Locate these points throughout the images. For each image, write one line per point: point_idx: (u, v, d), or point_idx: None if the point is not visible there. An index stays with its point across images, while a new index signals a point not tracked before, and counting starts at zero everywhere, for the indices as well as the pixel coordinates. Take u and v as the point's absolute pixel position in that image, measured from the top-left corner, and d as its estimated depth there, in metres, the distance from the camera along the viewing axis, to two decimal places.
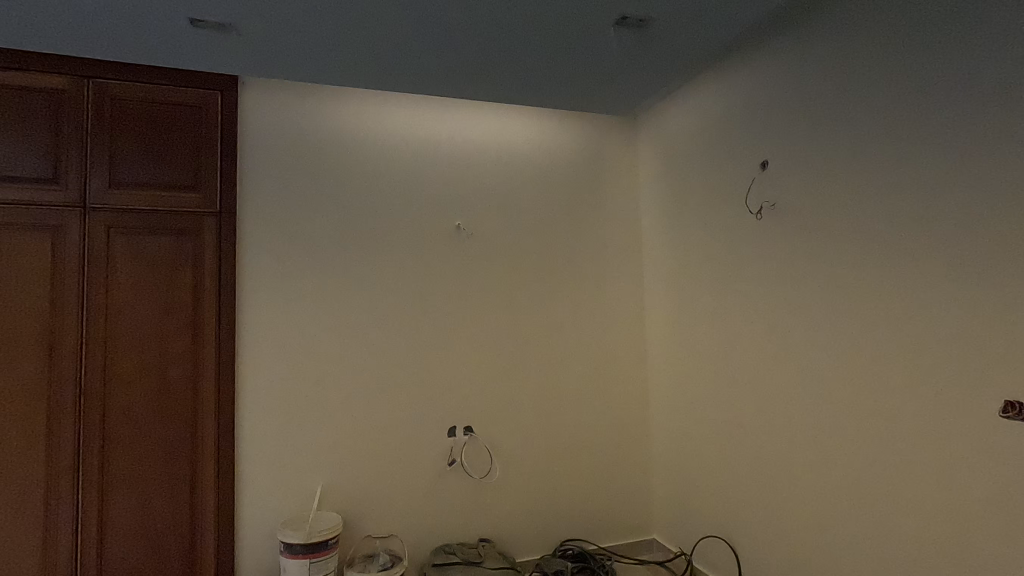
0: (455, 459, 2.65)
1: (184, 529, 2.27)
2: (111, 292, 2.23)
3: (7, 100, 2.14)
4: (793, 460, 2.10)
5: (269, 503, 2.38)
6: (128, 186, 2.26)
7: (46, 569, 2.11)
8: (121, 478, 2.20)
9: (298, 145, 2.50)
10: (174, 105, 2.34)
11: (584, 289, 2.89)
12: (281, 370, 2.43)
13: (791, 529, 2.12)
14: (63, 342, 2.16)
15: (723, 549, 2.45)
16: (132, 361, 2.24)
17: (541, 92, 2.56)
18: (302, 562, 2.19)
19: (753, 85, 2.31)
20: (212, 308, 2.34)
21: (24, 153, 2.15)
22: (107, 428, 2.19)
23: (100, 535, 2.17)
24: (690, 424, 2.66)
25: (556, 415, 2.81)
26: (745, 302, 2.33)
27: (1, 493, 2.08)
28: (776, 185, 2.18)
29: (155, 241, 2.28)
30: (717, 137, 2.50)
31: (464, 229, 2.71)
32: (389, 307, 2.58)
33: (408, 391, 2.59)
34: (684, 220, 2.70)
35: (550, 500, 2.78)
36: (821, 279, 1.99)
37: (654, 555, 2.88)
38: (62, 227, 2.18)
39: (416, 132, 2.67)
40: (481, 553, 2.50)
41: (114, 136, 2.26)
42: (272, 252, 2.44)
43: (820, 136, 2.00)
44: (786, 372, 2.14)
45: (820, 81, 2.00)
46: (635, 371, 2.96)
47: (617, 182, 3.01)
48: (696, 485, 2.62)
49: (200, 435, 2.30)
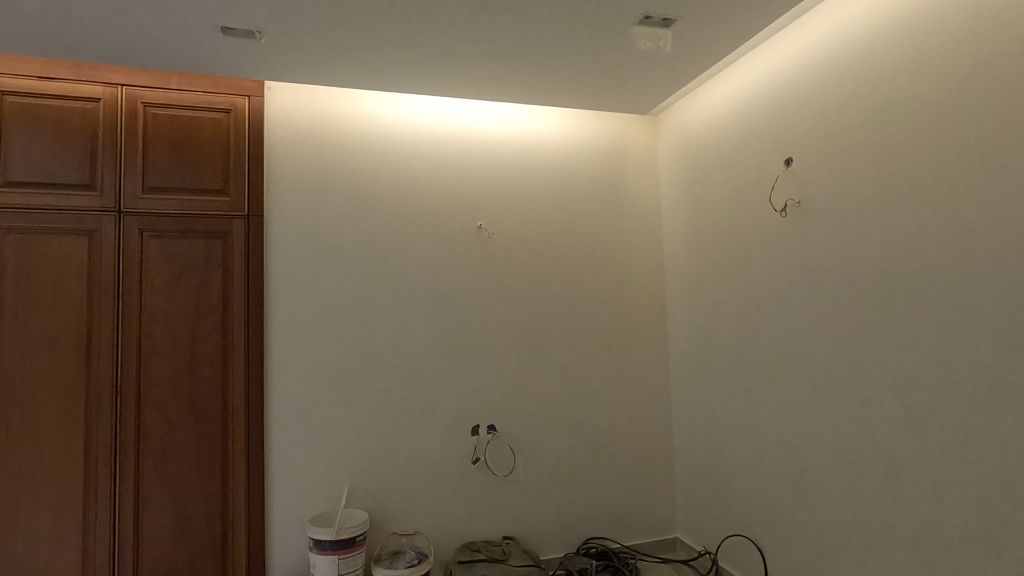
0: (478, 457, 2.67)
1: (217, 525, 2.32)
2: (145, 294, 2.29)
3: (47, 109, 2.23)
4: (819, 460, 2.08)
5: (297, 502, 2.42)
6: (160, 190, 2.32)
7: (86, 563, 2.17)
8: (155, 475, 2.26)
9: (324, 149, 2.54)
10: (203, 111, 2.39)
11: (605, 287, 2.90)
12: (307, 370, 2.46)
13: (816, 529, 2.10)
14: (99, 342, 2.23)
15: (748, 548, 2.43)
16: (165, 361, 2.29)
17: (562, 93, 2.57)
18: (331, 558, 2.23)
19: (776, 82, 2.29)
20: (241, 310, 2.39)
21: (63, 160, 2.23)
22: (141, 426, 2.26)
23: (136, 530, 2.23)
24: (714, 423, 2.64)
25: (578, 414, 2.81)
26: (770, 301, 2.31)
27: (43, 487, 2.15)
28: (800, 183, 2.16)
29: (186, 244, 2.34)
30: (740, 135, 2.48)
31: (485, 230, 2.73)
32: (412, 307, 2.61)
33: (431, 390, 2.61)
34: (707, 219, 2.68)
35: (572, 498, 2.78)
36: (847, 277, 1.96)
37: (678, 554, 2.87)
38: (97, 231, 2.25)
39: (438, 133, 2.70)
40: (505, 551, 2.52)
41: (146, 142, 2.32)
42: (298, 253, 2.47)
43: (846, 132, 1.97)
44: (812, 371, 2.11)
45: (846, 76, 1.98)
46: (656, 370, 2.95)
47: (638, 182, 3.01)
48: (720, 484, 2.61)
49: (230, 432, 2.36)
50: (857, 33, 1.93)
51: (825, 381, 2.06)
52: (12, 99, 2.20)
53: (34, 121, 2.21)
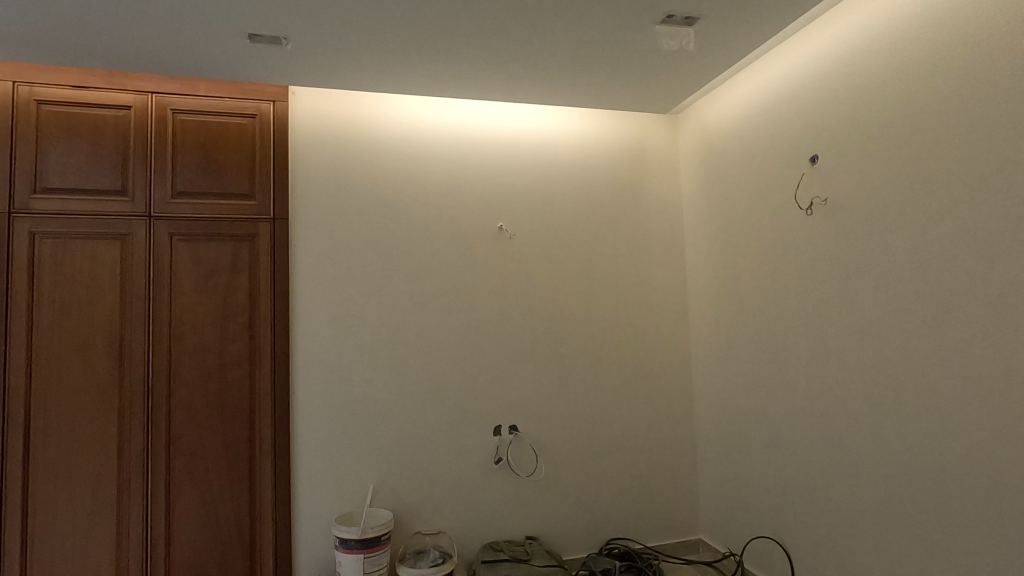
0: (500, 458, 2.67)
1: (244, 524, 2.36)
2: (175, 297, 2.34)
3: (81, 117, 2.29)
4: (846, 461, 2.04)
5: (322, 501, 2.45)
6: (188, 195, 2.37)
7: (120, 559, 2.23)
8: (185, 474, 2.31)
9: (347, 153, 2.57)
10: (230, 117, 2.44)
11: (625, 288, 2.89)
12: (330, 371, 2.49)
13: (842, 531, 2.07)
14: (131, 344, 2.28)
15: (772, 550, 2.40)
16: (193, 362, 2.34)
17: (582, 93, 2.57)
18: (356, 557, 2.25)
19: (798, 80, 2.26)
20: (268, 312, 2.43)
21: (96, 167, 2.29)
22: (172, 426, 2.30)
23: (167, 528, 2.28)
24: (738, 424, 2.62)
25: (599, 415, 2.81)
26: (794, 301, 2.28)
27: (78, 485, 2.21)
28: (825, 181, 2.13)
29: (214, 247, 2.38)
30: (762, 132, 2.45)
31: (506, 231, 2.74)
32: (433, 308, 2.63)
33: (451, 391, 2.63)
34: (729, 218, 2.66)
35: (594, 498, 2.77)
36: (876, 276, 1.92)
37: (701, 555, 2.85)
38: (129, 235, 2.30)
39: (459, 135, 2.71)
40: (528, 551, 2.52)
41: (175, 148, 2.37)
42: (322, 255, 2.51)
43: (871, 129, 1.94)
44: (839, 372, 2.07)
45: (870, 72, 1.94)
46: (677, 370, 2.93)
47: (660, 181, 3.00)
48: (743, 485, 2.59)
49: (257, 431, 2.40)
50: (883, 28, 1.90)
51: (852, 382, 2.02)
52: (48, 108, 2.26)
53: (69, 129, 2.28)
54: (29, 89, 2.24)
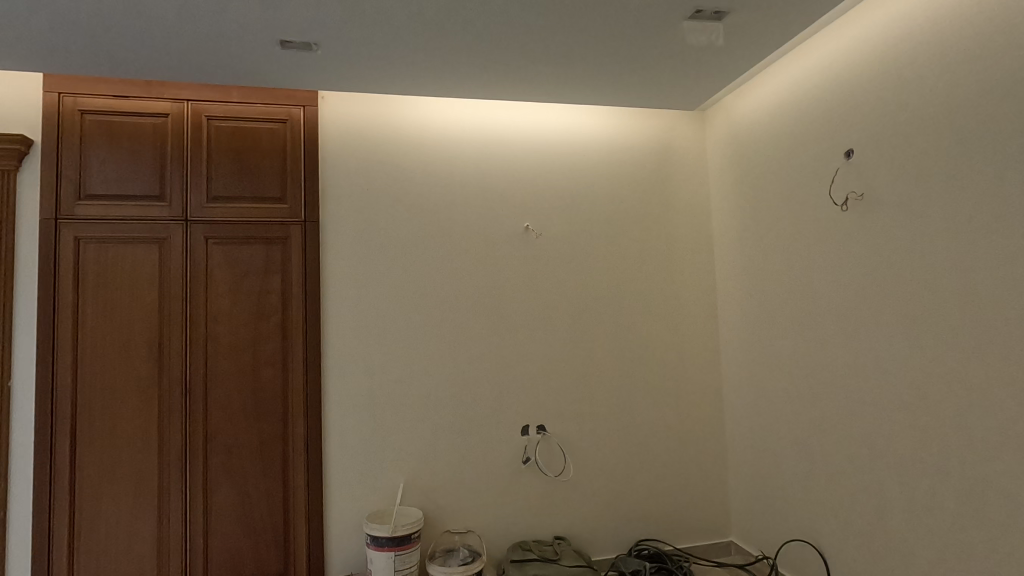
0: (529, 457, 2.67)
1: (279, 520, 2.41)
2: (210, 298, 2.40)
3: (122, 126, 2.37)
4: (884, 464, 1.98)
5: (353, 499, 2.49)
6: (223, 200, 2.43)
7: (161, 552, 2.30)
8: (221, 471, 2.37)
9: (375, 155, 2.60)
10: (263, 122, 2.50)
11: (652, 287, 2.86)
12: (359, 371, 2.53)
13: (879, 535, 2.01)
14: (170, 344, 2.35)
15: (806, 554, 2.35)
16: (229, 361, 2.40)
17: (608, 91, 2.55)
18: (388, 555, 2.28)
19: (829, 72, 2.20)
20: (300, 313, 2.47)
21: (136, 173, 2.37)
22: (209, 424, 2.37)
23: (205, 522, 2.34)
24: (769, 425, 2.56)
25: (626, 415, 2.79)
26: (827, 300, 2.21)
27: (122, 480, 2.29)
28: (862, 175, 2.05)
29: (249, 249, 2.44)
30: (793, 127, 2.39)
31: (532, 231, 2.74)
32: (460, 308, 2.64)
33: (478, 391, 2.64)
34: (759, 215, 2.60)
35: (622, 499, 2.75)
36: (915, 272, 1.85)
37: (733, 558, 2.80)
38: (167, 239, 2.37)
39: (485, 136, 2.72)
40: (557, 550, 2.52)
41: (210, 154, 2.43)
42: (351, 257, 2.54)
43: (910, 122, 1.88)
44: (875, 373, 2.01)
45: (907, 64, 1.89)
46: (706, 370, 2.89)
47: (688, 178, 2.96)
48: (775, 487, 2.53)
49: (291, 429, 2.45)
50: (921, 17, 1.84)
51: (889, 383, 1.96)
52: (91, 117, 2.35)
53: (111, 137, 2.36)
54: (73, 100, 2.33)
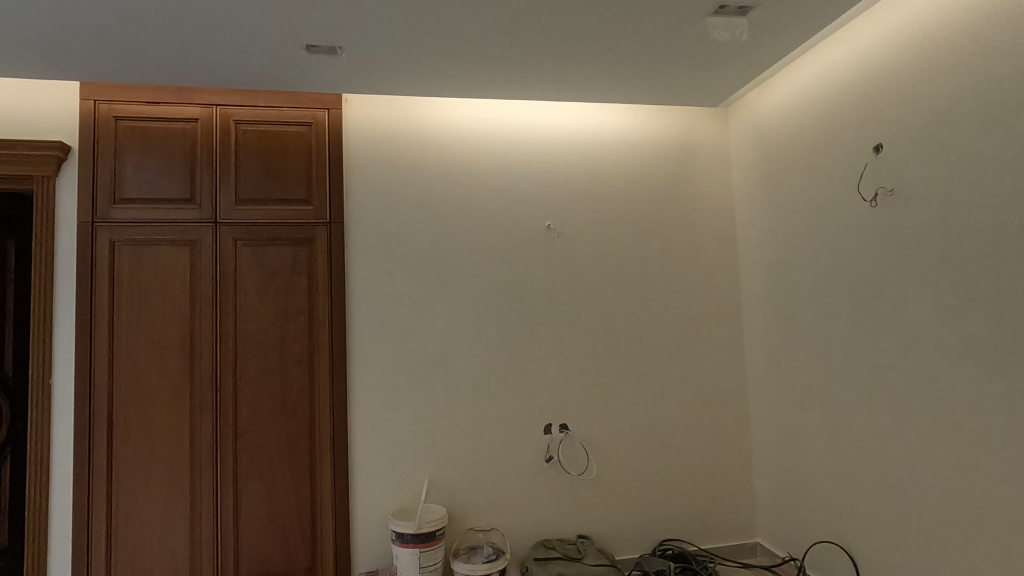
0: (552, 456, 2.68)
1: (306, 516, 2.45)
2: (240, 298, 2.45)
3: (154, 132, 2.44)
4: (916, 466, 1.93)
5: (377, 496, 2.52)
6: (251, 202, 2.48)
7: (193, 546, 2.36)
8: (250, 467, 2.42)
9: (397, 156, 2.63)
10: (289, 125, 2.55)
11: (675, 285, 2.84)
12: (382, 370, 2.56)
13: (909, 537, 1.97)
14: (200, 344, 2.41)
15: (834, 556, 2.31)
16: (257, 361, 2.45)
17: (629, 89, 2.54)
18: (413, 551, 2.30)
19: (856, 65, 2.16)
20: (326, 313, 2.51)
21: (168, 177, 2.43)
22: (238, 422, 2.42)
23: (235, 517, 2.39)
24: (795, 425, 2.52)
25: (649, 414, 2.77)
26: (855, 298, 2.16)
27: (156, 476, 2.36)
28: (892, 170, 2.00)
29: (276, 250, 2.49)
30: (819, 121, 2.35)
31: (554, 230, 2.75)
32: (481, 307, 2.66)
33: (500, 389, 2.65)
34: (784, 213, 2.57)
35: (645, 498, 2.74)
36: (949, 268, 1.80)
37: (759, 559, 2.76)
38: (197, 241, 2.43)
39: (507, 135, 2.73)
40: (581, 549, 2.52)
41: (238, 157, 2.49)
42: (375, 257, 2.58)
43: (941, 114, 1.83)
44: (905, 372, 1.96)
45: (937, 55, 1.84)
46: (730, 369, 2.86)
47: (711, 175, 2.93)
48: (801, 488, 2.49)
49: (317, 426, 2.49)
50: (950, 6, 1.80)
51: (920, 382, 1.91)
52: (125, 123, 2.42)
53: (144, 143, 2.43)
54: (108, 106, 2.41)
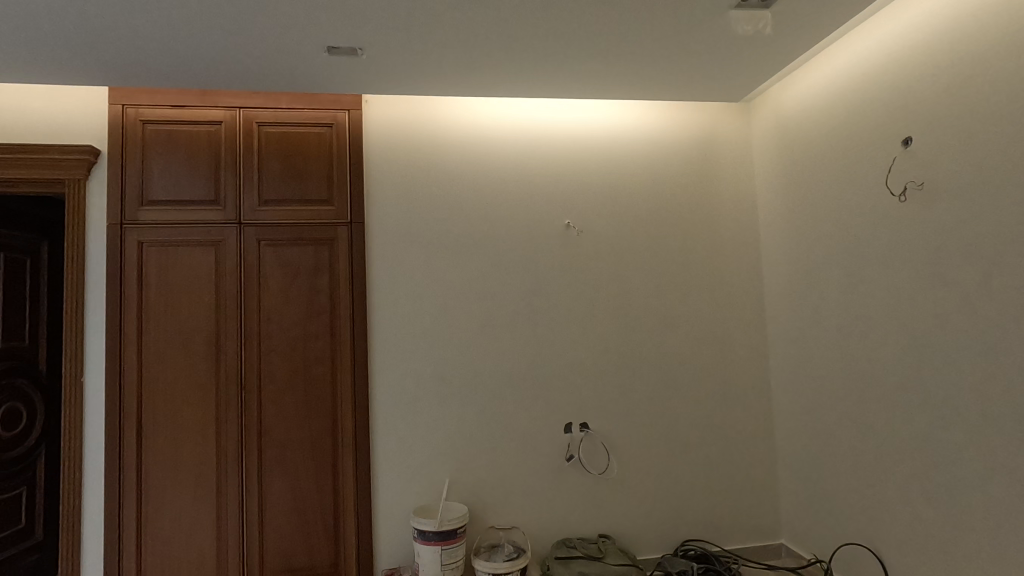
0: (573, 455, 2.67)
1: (330, 513, 2.48)
2: (264, 298, 2.49)
3: (180, 134, 2.49)
4: (946, 468, 1.88)
5: (399, 494, 2.54)
6: (274, 203, 2.52)
7: (220, 541, 2.40)
8: (274, 463, 2.45)
9: (416, 156, 2.64)
10: (309, 126, 2.57)
11: (696, 282, 2.81)
12: (402, 368, 2.57)
13: (939, 539, 1.92)
14: (226, 342, 2.45)
15: (861, 558, 2.26)
16: (280, 359, 2.48)
17: (648, 85, 2.52)
18: (434, 548, 2.32)
19: (882, 57, 2.11)
20: (347, 312, 2.54)
21: (193, 179, 2.48)
22: (263, 419, 2.46)
23: (261, 513, 2.43)
24: (820, 425, 2.48)
25: (669, 413, 2.74)
26: (881, 296, 2.11)
27: (184, 472, 2.40)
28: (921, 163, 1.95)
29: (298, 250, 2.52)
30: (843, 114, 2.30)
31: (573, 228, 2.73)
32: (500, 305, 2.66)
33: (519, 388, 2.65)
34: (808, 209, 2.52)
35: (667, 498, 2.72)
36: (982, 264, 1.75)
37: (784, 561, 2.72)
38: (222, 242, 2.47)
39: (525, 134, 2.73)
40: (602, 548, 2.50)
41: (261, 159, 2.52)
42: (395, 256, 2.59)
43: (974, 105, 1.77)
44: (934, 370, 1.91)
45: (967, 44, 1.79)
46: (752, 368, 2.82)
47: (732, 171, 2.89)
48: (827, 488, 2.45)
49: (340, 424, 2.51)
50: None
51: (950, 380, 1.86)
52: (151, 127, 2.47)
53: (170, 146, 2.48)
54: (135, 110, 2.46)
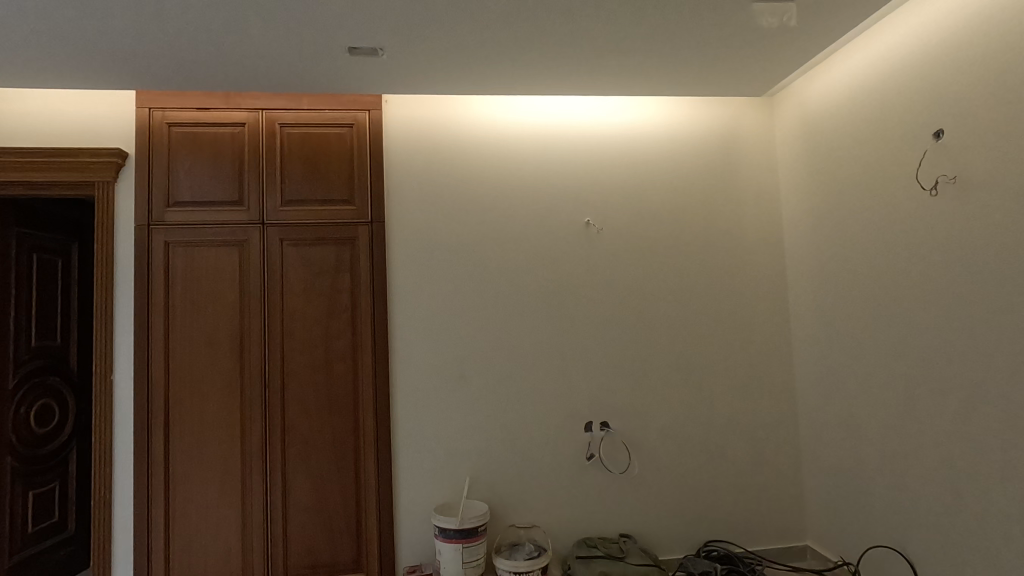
0: (593, 454, 2.66)
1: (351, 510, 2.51)
2: (286, 296, 2.52)
3: (205, 136, 2.53)
4: (978, 469, 1.83)
5: (420, 492, 2.55)
6: (296, 203, 2.55)
7: (244, 537, 2.44)
8: (297, 460, 2.48)
9: (436, 155, 2.65)
10: (330, 127, 2.60)
11: (718, 280, 2.77)
12: (422, 366, 2.58)
13: (970, 543, 1.86)
14: (250, 341, 2.49)
15: (889, 561, 2.21)
16: (303, 357, 2.51)
17: (669, 81, 2.50)
18: (456, 546, 2.32)
19: (910, 48, 2.06)
20: (369, 311, 2.56)
21: (218, 180, 2.52)
22: (286, 416, 2.49)
23: (284, 509, 2.47)
24: (846, 425, 2.43)
25: (691, 412, 2.71)
26: (910, 293, 2.06)
27: (210, 468, 2.44)
28: (953, 156, 1.89)
29: (320, 249, 2.55)
30: (870, 107, 2.25)
31: (593, 225, 2.72)
32: (520, 303, 2.65)
33: (538, 386, 2.64)
34: (833, 204, 2.47)
35: (688, 498, 2.69)
36: (1016, 258, 1.69)
37: (809, 563, 2.67)
38: (246, 241, 2.51)
39: (545, 132, 2.72)
40: (623, 548, 2.49)
41: (283, 160, 2.56)
42: (415, 254, 2.61)
43: (1008, 95, 1.72)
44: (966, 369, 1.86)
45: (1000, 32, 1.73)
46: (776, 366, 2.78)
47: (755, 166, 2.85)
48: (853, 490, 2.40)
49: (361, 422, 2.53)
50: None
51: (983, 380, 1.81)
52: (177, 129, 2.52)
53: (195, 147, 2.52)
54: (161, 113, 2.51)
